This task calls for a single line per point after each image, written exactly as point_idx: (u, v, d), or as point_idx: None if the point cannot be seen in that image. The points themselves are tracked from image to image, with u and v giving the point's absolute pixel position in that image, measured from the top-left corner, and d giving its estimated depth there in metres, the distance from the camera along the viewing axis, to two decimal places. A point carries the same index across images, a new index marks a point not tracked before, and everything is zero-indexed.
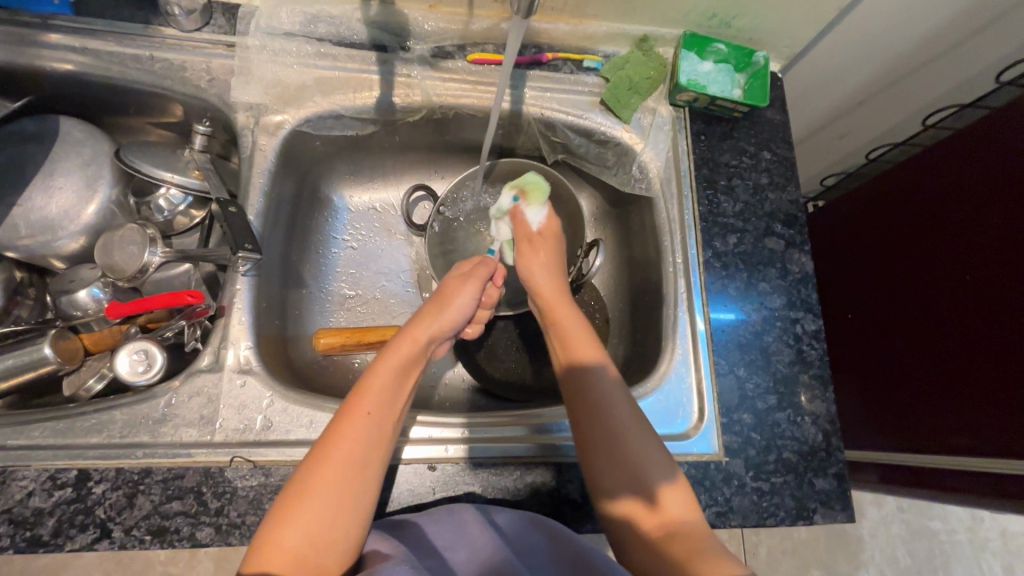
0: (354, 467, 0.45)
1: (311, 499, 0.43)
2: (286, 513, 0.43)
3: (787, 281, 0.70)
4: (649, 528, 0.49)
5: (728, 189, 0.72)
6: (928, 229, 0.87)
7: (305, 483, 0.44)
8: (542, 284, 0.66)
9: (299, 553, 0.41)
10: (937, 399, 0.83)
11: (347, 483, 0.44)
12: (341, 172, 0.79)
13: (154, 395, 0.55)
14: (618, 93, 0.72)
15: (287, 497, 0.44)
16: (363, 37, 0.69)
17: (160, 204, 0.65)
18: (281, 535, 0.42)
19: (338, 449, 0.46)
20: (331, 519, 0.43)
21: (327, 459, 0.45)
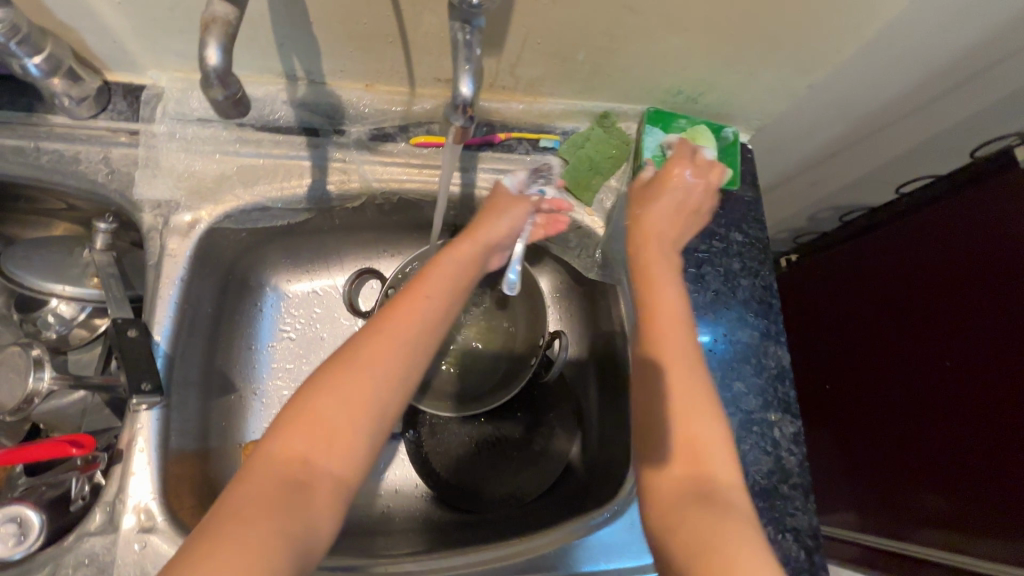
0: (399, 360, 0.46)
1: (344, 381, 0.44)
2: (323, 384, 0.44)
3: (763, 378, 0.65)
4: (668, 489, 0.46)
5: (698, 278, 0.67)
6: (904, 304, 0.86)
7: (348, 360, 0.45)
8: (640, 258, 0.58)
9: (331, 430, 0.42)
10: (921, 445, 0.82)
11: (373, 391, 0.44)
12: (274, 259, 0.71)
13: (31, 571, 0.46)
14: (579, 175, 0.67)
15: (334, 362, 0.45)
16: (290, 119, 0.61)
17: (50, 320, 0.57)
18: (317, 406, 0.43)
19: (383, 338, 0.47)
20: (368, 403, 0.44)
21: (373, 340, 0.46)
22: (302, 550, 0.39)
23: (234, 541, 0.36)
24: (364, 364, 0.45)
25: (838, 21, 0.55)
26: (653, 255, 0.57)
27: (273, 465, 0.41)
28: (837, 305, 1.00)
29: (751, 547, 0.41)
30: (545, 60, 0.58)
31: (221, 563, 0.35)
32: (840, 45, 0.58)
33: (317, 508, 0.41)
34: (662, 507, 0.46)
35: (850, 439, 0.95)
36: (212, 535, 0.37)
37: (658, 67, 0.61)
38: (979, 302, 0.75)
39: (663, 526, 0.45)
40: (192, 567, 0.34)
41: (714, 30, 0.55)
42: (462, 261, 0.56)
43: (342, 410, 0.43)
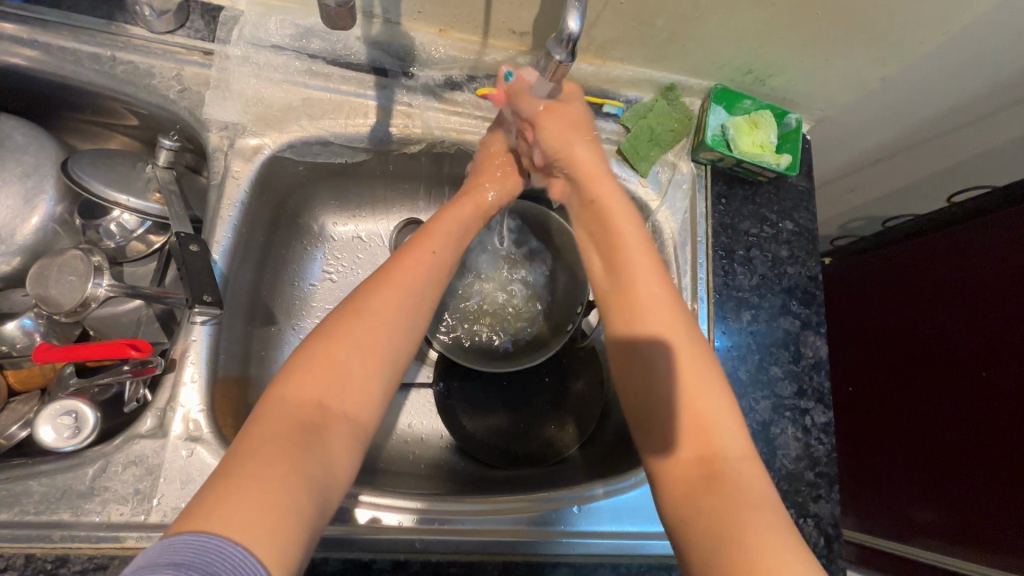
0: (403, 311, 0.47)
1: (357, 327, 0.44)
2: (335, 330, 0.43)
3: (799, 366, 0.65)
4: (681, 469, 0.43)
5: (745, 260, 0.67)
6: (929, 320, 0.85)
7: (360, 306, 0.45)
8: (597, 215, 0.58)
9: (342, 374, 0.42)
10: (944, 462, 0.81)
11: (381, 339, 0.44)
12: (325, 198, 0.72)
13: (82, 464, 0.47)
14: (637, 143, 0.66)
15: (344, 313, 0.45)
16: (361, 57, 0.61)
17: (111, 229, 0.57)
18: (330, 353, 0.42)
19: (390, 290, 0.47)
20: (379, 349, 0.44)
21: (382, 292, 0.47)
22: (323, 493, 0.36)
23: (255, 480, 0.34)
24: (371, 312, 0.45)
25: (928, 11, 0.54)
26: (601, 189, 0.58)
27: (288, 409, 0.39)
28: (860, 314, 0.99)
29: (773, 520, 0.39)
30: (623, 21, 0.58)
31: (258, 498, 0.33)
32: (925, 38, 0.58)
33: (336, 452, 0.39)
34: (678, 490, 0.43)
35: (861, 448, 0.96)
36: (226, 479, 0.34)
37: (735, 42, 0.60)
38: (991, 322, 0.76)
39: (681, 511, 0.42)
40: (222, 500, 0.32)
41: (799, 7, 0.55)
42: (463, 226, 0.57)
43: (351, 356, 0.42)
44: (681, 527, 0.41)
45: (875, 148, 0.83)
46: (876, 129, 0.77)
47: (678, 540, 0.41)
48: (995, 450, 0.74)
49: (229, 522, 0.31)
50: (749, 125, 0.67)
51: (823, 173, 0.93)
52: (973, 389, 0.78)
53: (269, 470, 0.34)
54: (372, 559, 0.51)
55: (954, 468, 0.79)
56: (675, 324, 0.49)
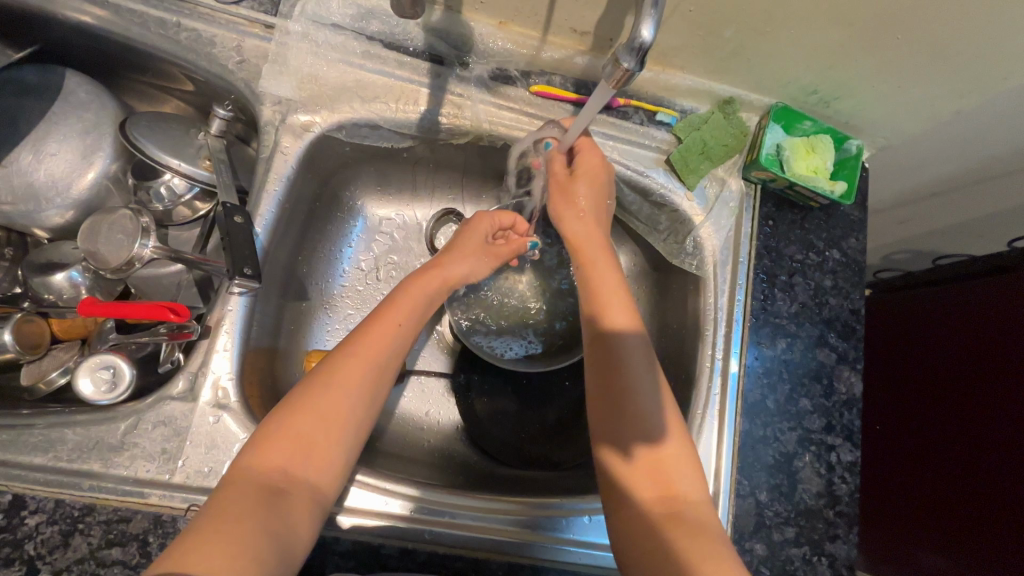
0: (366, 373, 0.48)
1: (320, 393, 0.46)
2: (297, 401, 0.45)
3: (830, 401, 0.63)
4: (638, 499, 0.46)
5: (787, 287, 0.65)
6: (946, 375, 0.84)
7: (327, 370, 0.47)
8: (574, 231, 0.59)
9: (303, 442, 0.43)
10: (943, 519, 0.80)
11: (341, 410, 0.46)
12: (366, 179, 0.72)
13: (115, 418, 0.49)
14: (688, 157, 0.65)
15: (311, 379, 0.47)
16: (418, 43, 0.61)
17: (161, 191, 0.58)
18: (289, 428, 0.43)
19: (352, 359, 0.48)
20: (338, 420, 0.45)
21: (346, 360, 0.48)
22: (285, 555, 0.39)
23: (222, 539, 0.37)
24: (325, 384, 0.46)
25: (1018, 46, 0.51)
26: (589, 254, 0.57)
27: (251, 478, 0.41)
28: (886, 356, 0.97)
29: (723, 558, 0.41)
30: (689, 29, 0.56)
31: (219, 550, 0.36)
32: (1012, 73, 0.54)
33: (297, 515, 0.41)
34: (639, 522, 0.45)
35: (872, 492, 0.94)
36: (203, 531, 0.37)
37: (805, 60, 0.58)
38: (999, 377, 0.76)
39: (644, 540, 0.44)
40: (192, 550, 0.36)
41: (881, 29, 0.52)
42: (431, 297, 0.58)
43: (311, 428, 0.44)
44: (637, 549, 0.44)
45: (936, 183, 0.79)
46: (940, 163, 0.73)
47: (630, 552, 0.45)
48: (992, 511, 0.74)
49: (199, 569, 0.35)
50: (806, 148, 0.65)
51: (874, 202, 0.90)
52: (974, 453, 0.78)
53: (236, 529, 0.37)
54: (381, 544, 0.52)
55: (954, 529, 0.79)
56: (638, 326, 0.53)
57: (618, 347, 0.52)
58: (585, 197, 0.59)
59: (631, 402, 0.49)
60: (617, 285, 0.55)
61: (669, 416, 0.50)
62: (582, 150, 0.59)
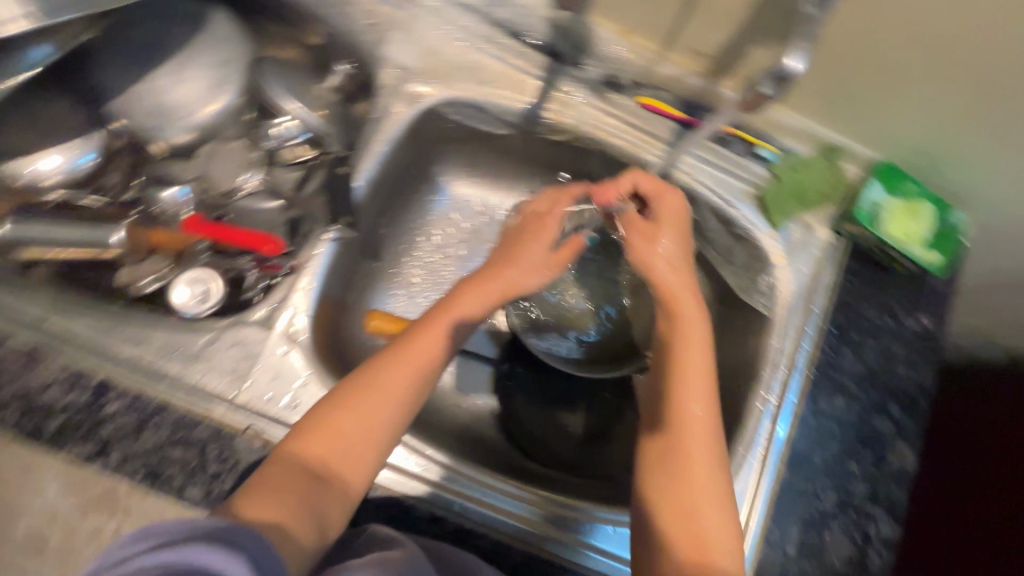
0: (408, 381, 0.49)
1: (362, 395, 0.47)
2: (342, 398, 0.47)
3: (880, 471, 0.60)
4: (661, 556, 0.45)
5: (855, 346, 0.63)
6: (996, 475, 0.80)
7: (373, 373, 0.48)
8: (658, 265, 0.55)
9: (341, 439, 0.45)
10: None
11: (379, 414, 0.47)
12: (457, 158, 0.74)
13: (198, 330, 0.52)
14: (781, 196, 0.64)
15: (359, 378, 0.48)
16: (540, 36, 0.63)
17: (274, 131, 0.62)
18: (331, 421, 0.46)
19: (395, 361, 0.49)
20: (376, 423, 0.47)
21: (393, 366, 0.49)
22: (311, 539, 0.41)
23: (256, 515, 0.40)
24: (369, 388, 0.47)
25: None
26: (677, 299, 0.53)
27: (291, 462, 0.44)
28: None
29: None
30: None
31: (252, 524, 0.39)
32: None
33: (327, 506, 0.43)
34: None
35: None
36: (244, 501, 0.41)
37: (931, 116, 0.57)
38: None
39: None
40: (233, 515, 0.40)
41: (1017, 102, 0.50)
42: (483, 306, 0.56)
43: (349, 427, 0.46)
44: None
45: None
46: None
47: None
48: None
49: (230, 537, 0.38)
50: (904, 212, 0.63)
51: None
52: None
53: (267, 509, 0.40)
54: (412, 505, 0.53)
55: None
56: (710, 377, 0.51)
57: (679, 400, 0.49)
58: (666, 244, 0.57)
59: (679, 457, 0.48)
60: (705, 336, 0.52)
61: (712, 485, 0.46)
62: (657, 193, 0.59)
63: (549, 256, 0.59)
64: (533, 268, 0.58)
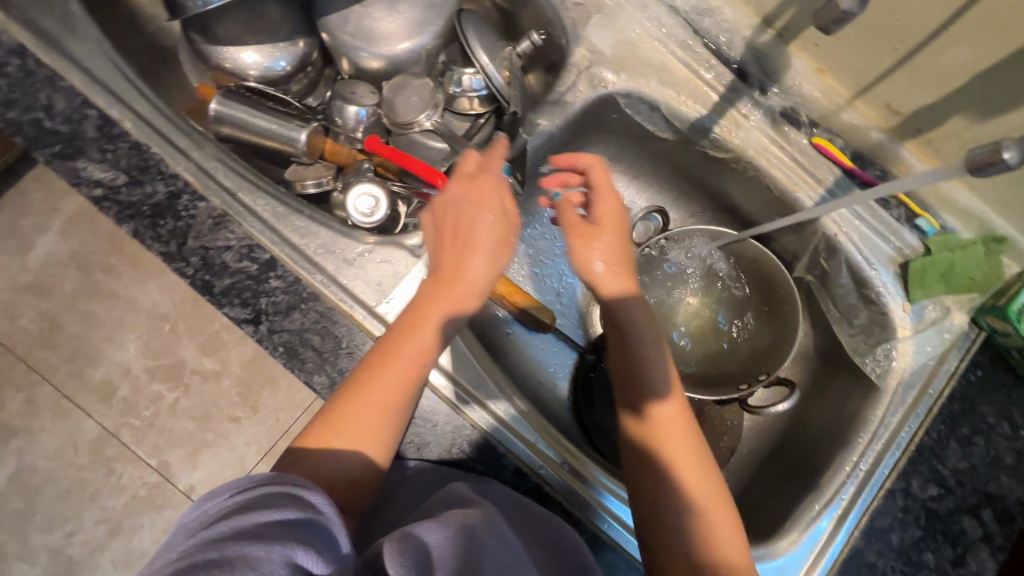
0: (408, 363, 0.47)
1: (360, 396, 0.46)
2: (339, 409, 0.46)
3: (956, 571, 0.58)
4: None
5: (964, 440, 0.61)
6: None
7: (367, 374, 0.47)
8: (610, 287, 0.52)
9: (344, 438, 0.45)
10: None
11: (384, 406, 0.46)
12: (606, 148, 0.76)
13: (356, 238, 0.56)
14: (928, 271, 0.63)
15: (356, 380, 0.47)
16: (734, 54, 0.64)
17: (461, 80, 0.65)
18: (332, 422, 0.45)
19: (401, 350, 0.48)
20: (379, 417, 0.46)
21: (392, 355, 0.47)
22: None
23: None
24: (365, 389, 0.46)
25: None
26: (643, 334, 0.52)
27: (304, 468, 0.44)
28: None
29: None
30: None
31: None
32: None
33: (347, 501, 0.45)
34: None
35: None
36: None
37: None
38: None
39: None
40: None
41: None
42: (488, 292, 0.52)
43: (350, 426, 0.45)
44: None
45: None
46: None
47: None
48: None
49: None
50: None
51: None
52: None
53: None
54: (502, 453, 0.54)
55: None
56: (684, 421, 0.51)
57: (660, 442, 0.50)
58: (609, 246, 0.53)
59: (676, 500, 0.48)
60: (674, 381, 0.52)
61: (711, 516, 0.47)
62: (598, 190, 0.55)
63: (494, 232, 0.50)
64: (505, 249, 0.51)
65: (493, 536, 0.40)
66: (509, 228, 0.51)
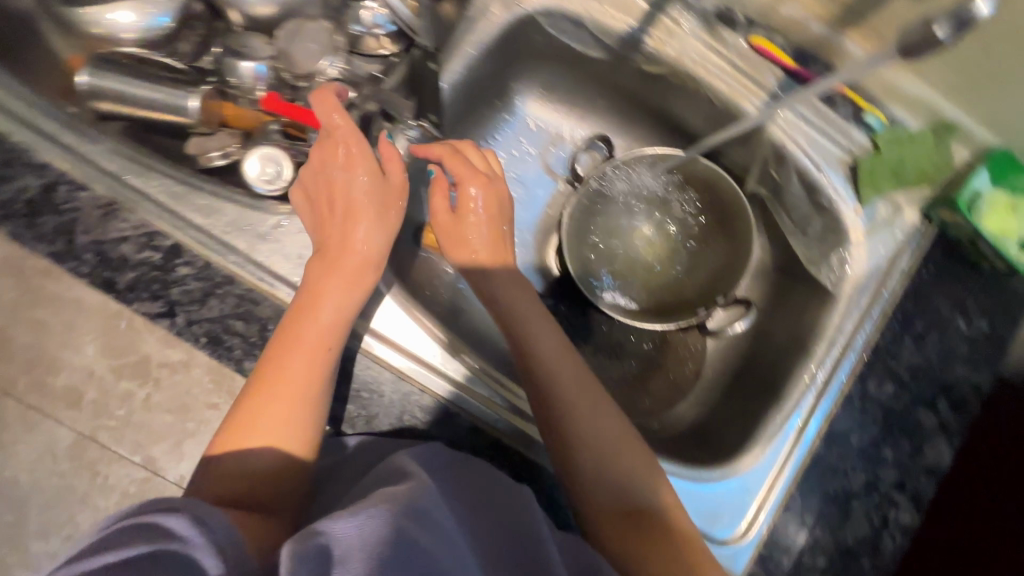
0: (315, 343, 0.46)
1: (277, 387, 0.45)
2: (252, 408, 0.45)
3: (912, 462, 0.60)
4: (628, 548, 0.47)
5: (918, 337, 0.61)
6: None
7: (275, 367, 0.45)
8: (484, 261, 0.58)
9: (263, 431, 0.44)
10: None
11: (305, 389, 0.45)
12: (539, 77, 0.70)
13: (268, 210, 0.52)
14: (879, 169, 0.60)
15: (267, 374, 0.45)
16: None
17: (362, 16, 0.58)
18: (249, 418, 0.44)
19: (305, 338, 0.46)
20: (300, 400, 0.45)
21: (295, 342, 0.46)
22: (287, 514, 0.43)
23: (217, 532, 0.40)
24: (279, 382, 0.45)
25: None
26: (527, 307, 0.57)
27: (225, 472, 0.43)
28: None
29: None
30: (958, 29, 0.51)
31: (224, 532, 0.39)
32: None
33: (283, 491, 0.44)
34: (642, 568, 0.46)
35: None
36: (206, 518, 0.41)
37: None
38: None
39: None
40: None
41: None
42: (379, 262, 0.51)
43: (270, 417, 0.45)
44: None
45: None
46: None
47: None
48: None
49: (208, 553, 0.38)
50: (1005, 208, 0.59)
51: None
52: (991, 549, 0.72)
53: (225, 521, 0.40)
54: (457, 413, 0.53)
55: None
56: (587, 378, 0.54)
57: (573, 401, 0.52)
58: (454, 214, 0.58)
59: (597, 451, 0.50)
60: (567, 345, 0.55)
61: (629, 460, 0.50)
62: (452, 160, 0.58)
63: (373, 212, 0.50)
64: (383, 222, 0.50)
65: (422, 520, 0.36)
66: (393, 197, 0.51)
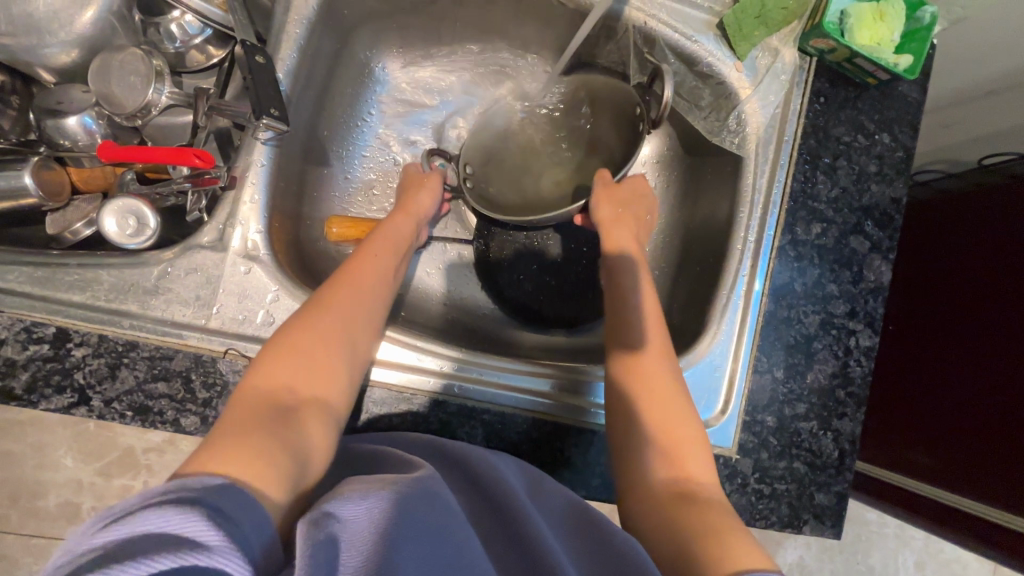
0: (362, 294, 0.50)
1: (330, 312, 0.47)
2: (302, 325, 0.45)
3: (857, 288, 0.62)
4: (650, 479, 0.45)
5: (829, 170, 0.62)
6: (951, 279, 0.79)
7: (323, 300, 0.48)
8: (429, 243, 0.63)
9: (311, 362, 0.44)
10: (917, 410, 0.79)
11: (350, 326, 0.47)
12: (389, 37, 0.67)
13: (146, 263, 0.49)
14: (743, 21, 0.59)
15: (317, 301, 0.48)
16: None
17: (172, 30, 0.54)
18: (296, 337, 0.44)
19: (349, 285, 0.50)
20: (341, 334, 0.46)
21: (343, 287, 0.50)
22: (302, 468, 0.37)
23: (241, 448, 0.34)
24: (332, 303, 0.48)
25: None
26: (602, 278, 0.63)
27: (258, 394, 0.40)
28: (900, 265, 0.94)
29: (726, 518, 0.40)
30: None
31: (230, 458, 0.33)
32: None
33: (312, 432, 0.40)
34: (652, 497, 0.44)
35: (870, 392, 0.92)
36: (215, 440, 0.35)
37: None
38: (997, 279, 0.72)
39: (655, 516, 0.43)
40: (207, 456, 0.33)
41: None
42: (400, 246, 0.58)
43: (319, 343, 0.45)
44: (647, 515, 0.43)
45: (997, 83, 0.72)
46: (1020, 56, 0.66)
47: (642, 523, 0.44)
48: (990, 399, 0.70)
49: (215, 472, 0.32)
50: (874, 16, 0.59)
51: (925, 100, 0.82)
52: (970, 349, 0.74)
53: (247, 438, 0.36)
54: (413, 394, 0.54)
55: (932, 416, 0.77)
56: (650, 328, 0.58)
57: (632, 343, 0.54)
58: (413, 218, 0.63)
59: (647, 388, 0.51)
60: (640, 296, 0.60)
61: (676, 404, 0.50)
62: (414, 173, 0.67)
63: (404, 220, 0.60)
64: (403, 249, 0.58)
65: (424, 496, 0.35)
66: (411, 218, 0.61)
